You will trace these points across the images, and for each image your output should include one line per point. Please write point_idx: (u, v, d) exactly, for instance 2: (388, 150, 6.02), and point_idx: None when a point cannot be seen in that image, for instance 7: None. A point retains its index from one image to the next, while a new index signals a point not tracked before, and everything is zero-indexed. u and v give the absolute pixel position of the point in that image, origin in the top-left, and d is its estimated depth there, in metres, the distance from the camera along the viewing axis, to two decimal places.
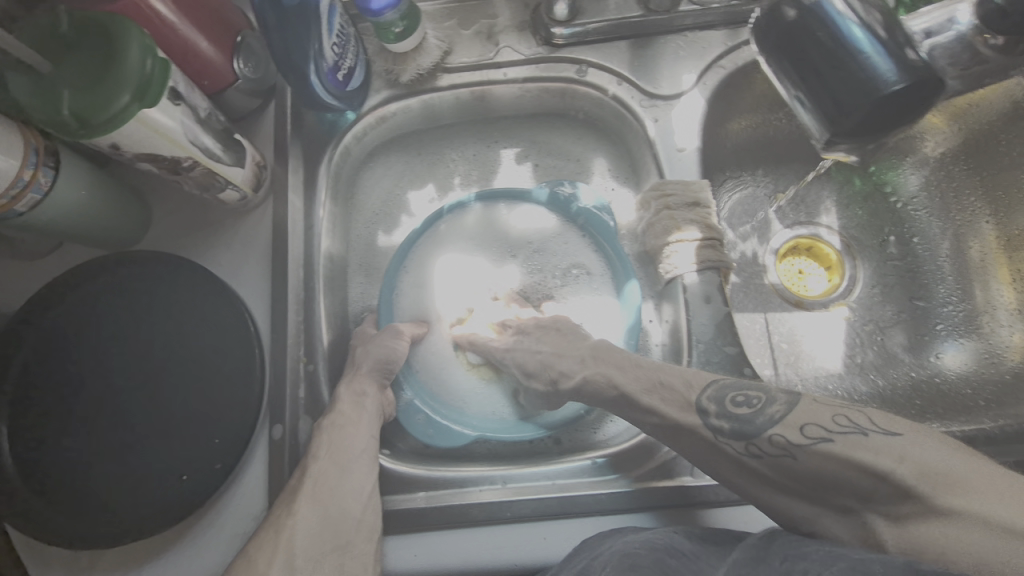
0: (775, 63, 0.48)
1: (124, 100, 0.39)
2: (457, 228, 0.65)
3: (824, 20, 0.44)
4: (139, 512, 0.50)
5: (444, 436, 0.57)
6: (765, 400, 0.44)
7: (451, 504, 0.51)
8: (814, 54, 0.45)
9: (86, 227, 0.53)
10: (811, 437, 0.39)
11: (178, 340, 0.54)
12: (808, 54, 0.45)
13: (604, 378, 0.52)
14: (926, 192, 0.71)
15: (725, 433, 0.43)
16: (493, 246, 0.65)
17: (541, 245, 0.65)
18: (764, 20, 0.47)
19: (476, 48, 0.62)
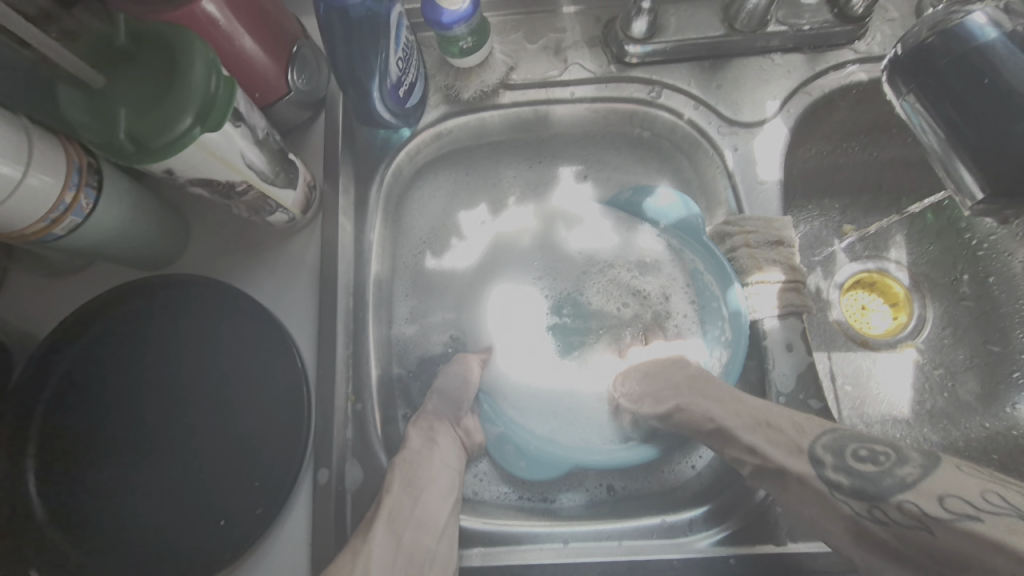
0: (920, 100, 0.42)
1: (186, 124, 0.35)
2: (515, 244, 0.62)
3: (991, 62, 0.39)
4: (174, 562, 0.46)
5: (532, 468, 0.53)
6: (894, 459, 0.39)
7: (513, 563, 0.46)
8: (973, 94, 0.39)
9: (124, 249, 0.49)
10: (953, 511, 0.34)
11: (220, 373, 0.50)
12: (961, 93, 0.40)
13: (690, 424, 0.48)
14: (1007, 230, 0.66)
15: (845, 491, 0.38)
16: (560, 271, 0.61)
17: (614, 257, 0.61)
18: (908, 55, 0.42)
19: (542, 64, 0.58)
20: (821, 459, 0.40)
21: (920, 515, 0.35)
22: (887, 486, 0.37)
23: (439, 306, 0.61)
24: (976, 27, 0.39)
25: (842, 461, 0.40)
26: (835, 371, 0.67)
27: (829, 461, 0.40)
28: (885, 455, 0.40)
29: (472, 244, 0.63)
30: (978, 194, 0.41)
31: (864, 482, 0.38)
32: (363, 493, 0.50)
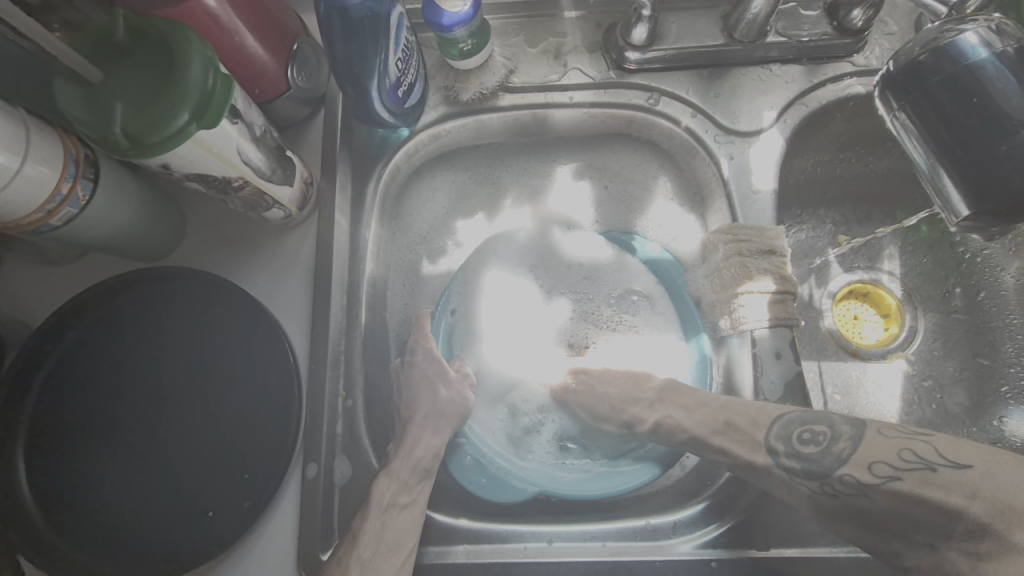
0: (911, 116, 0.42)
1: (182, 120, 0.36)
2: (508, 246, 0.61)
3: (982, 82, 0.39)
4: (161, 552, 0.47)
5: (500, 491, 0.53)
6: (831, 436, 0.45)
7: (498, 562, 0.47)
8: (963, 116, 0.40)
9: (120, 240, 0.49)
10: (880, 476, 0.41)
11: (212, 366, 0.51)
12: (951, 115, 0.40)
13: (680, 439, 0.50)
14: (1000, 245, 0.66)
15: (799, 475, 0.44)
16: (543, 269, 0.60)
17: (596, 274, 0.60)
18: (901, 73, 0.42)
19: (542, 67, 0.59)
20: (774, 450, 0.46)
21: (860, 485, 0.42)
22: (831, 461, 0.44)
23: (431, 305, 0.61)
24: (969, 46, 0.39)
25: (792, 448, 0.46)
26: (826, 379, 0.68)
27: (780, 450, 0.46)
28: (825, 434, 0.45)
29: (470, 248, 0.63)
30: (963, 213, 0.42)
31: (811, 464, 0.44)
32: (351, 489, 0.51)
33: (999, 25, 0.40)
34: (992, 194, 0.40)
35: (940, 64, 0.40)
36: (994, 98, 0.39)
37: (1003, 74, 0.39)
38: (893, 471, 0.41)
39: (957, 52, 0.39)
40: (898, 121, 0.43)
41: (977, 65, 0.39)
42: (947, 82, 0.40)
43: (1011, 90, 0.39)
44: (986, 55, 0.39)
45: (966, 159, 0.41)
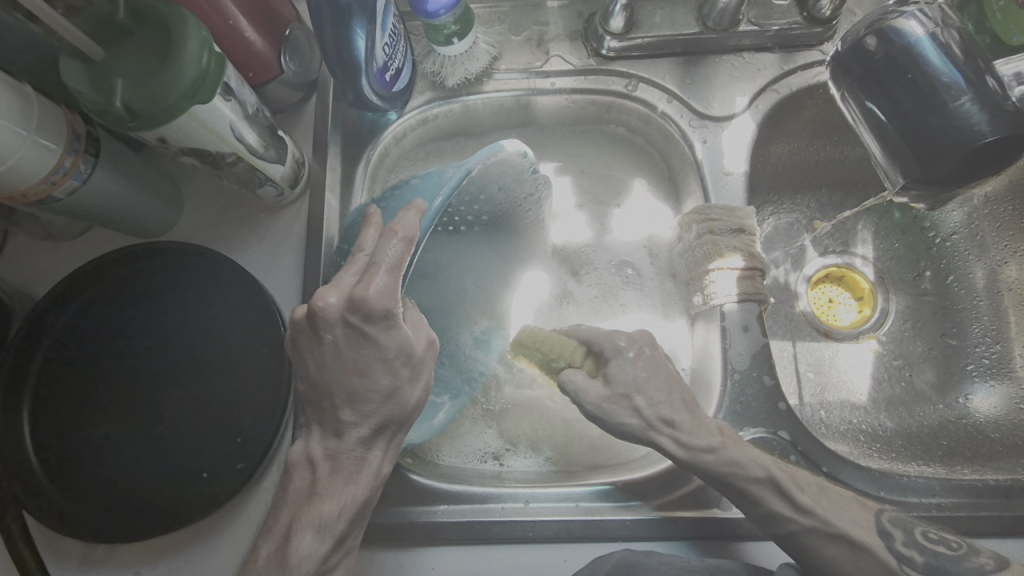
0: (856, 95, 0.45)
1: (176, 97, 0.38)
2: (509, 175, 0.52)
3: (916, 59, 0.42)
4: (159, 509, 0.49)
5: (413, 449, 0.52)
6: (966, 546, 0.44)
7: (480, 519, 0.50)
8: (900, 92, 0.43)
9: (121, 215, 0.51)
10: None
11: (208, 335, 0.54)
12: (889, 90, 0.43)
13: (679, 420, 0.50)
14: (968, 230, 0.70)
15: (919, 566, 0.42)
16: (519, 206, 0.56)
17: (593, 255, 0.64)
18: (846, 54, 0.45)
19: (526, 54, 0.61)
20: (888, 532, 0.44)
21: None
22: (951, 562, 0.42)
23: None
24: (905, 27, 0.42)
25: (912, 538, 0.43)
26: (800, 358, 0.70)
27: (898, 536, 0.44)
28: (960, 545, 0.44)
29: None
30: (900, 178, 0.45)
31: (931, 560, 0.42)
32: None
33: (934, 9, 0.43)
34: (930, 164, 0.42)
35: (880, 45, 0.43)
36: (928, 75, 0.41)
37: (939, 54, 0.41)
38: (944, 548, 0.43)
39: (895, 35, 0.42)
40: (847, 102, 0.47)
41: (913, 46, 0.42)
42: (886, 61, 0.43)
43: (943, 67, 0.41)
44: (922, 38, 0.42)
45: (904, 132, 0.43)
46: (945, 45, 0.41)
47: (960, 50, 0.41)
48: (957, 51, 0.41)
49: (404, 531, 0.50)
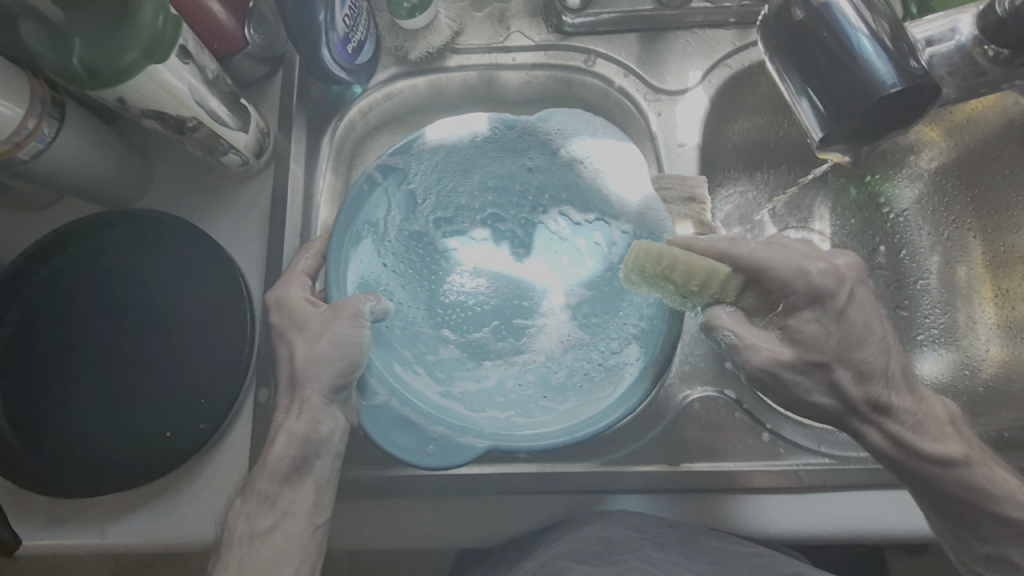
0: (781, 61, 0.47)
1: (132, 56, 0.40)
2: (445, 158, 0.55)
3: (829, 20, 0.44)
4: (123, 466, 0.51)
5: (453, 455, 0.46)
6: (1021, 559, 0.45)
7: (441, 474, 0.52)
8: (818, 54, 0.44)
9: (87, 181, 0.53)
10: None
11: (174, 299, 0.55)
12: (810, 52, 0.44)
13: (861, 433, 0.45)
14: (916, 205, 0.72)
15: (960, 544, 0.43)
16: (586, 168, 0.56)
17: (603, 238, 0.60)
18: (772, 18, 0.46)
19: (487, 31, 0.63)
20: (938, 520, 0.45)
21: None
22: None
23: None
24: None
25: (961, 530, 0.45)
26: None
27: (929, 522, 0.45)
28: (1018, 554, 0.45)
29: None
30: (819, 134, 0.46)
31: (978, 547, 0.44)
32: None
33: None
34: (845, 118, 0.44)
35: (801, 11, 0.44)
36: (841, 37, 0.43)
37: (852, 17, 0.43)
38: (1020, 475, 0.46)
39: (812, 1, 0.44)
40: (773, 64, 0.48)
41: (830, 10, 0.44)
42: (809, 25, 0.44)
43: (852, 28, 0.43)
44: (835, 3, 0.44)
45: (823, 90, 0.44)
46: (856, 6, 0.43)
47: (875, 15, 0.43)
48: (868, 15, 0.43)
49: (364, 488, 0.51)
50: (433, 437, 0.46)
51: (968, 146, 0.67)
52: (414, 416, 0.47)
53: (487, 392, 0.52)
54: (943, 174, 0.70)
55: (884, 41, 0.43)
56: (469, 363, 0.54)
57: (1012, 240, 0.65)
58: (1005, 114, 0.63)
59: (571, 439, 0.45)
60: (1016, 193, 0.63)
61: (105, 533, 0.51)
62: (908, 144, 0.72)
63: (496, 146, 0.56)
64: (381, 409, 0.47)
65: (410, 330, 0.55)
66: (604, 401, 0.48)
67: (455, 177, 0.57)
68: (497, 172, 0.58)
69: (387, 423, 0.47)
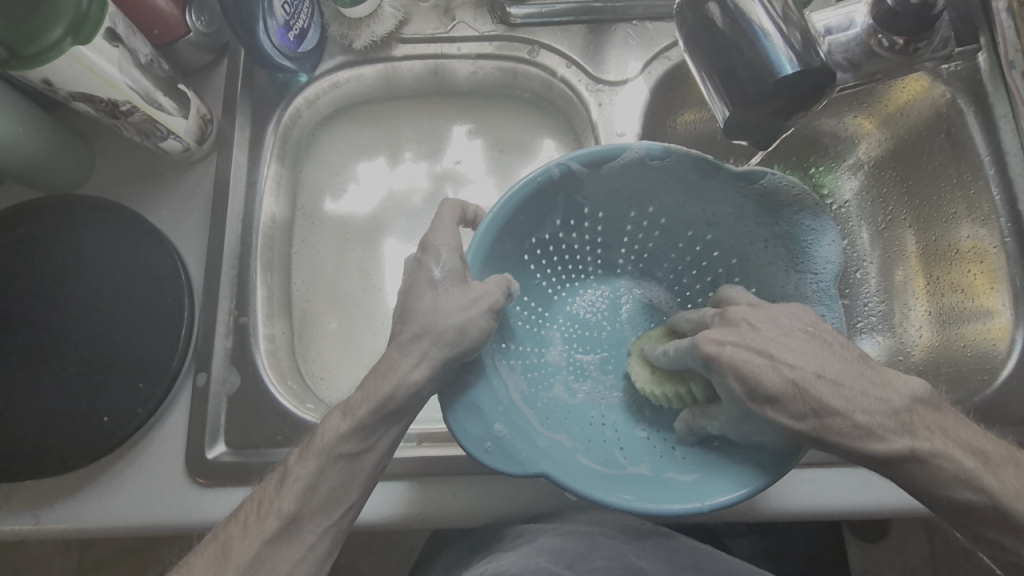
0: (691, 45, 0.48)
1: (57, 34, 0.40)
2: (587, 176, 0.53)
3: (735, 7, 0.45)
4: (57, 451, 0.51)
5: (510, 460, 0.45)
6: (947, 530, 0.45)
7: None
8: (724, 38, 0.46)
9: (22, 165, 0.52)
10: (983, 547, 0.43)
11: (112, 284, 0.55)
12: (718, 36, 0.46)
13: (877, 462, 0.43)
14: (857, 195, 0.74)
15: None
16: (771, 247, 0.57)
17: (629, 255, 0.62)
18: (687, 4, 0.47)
19: (432, 21, 0.64)
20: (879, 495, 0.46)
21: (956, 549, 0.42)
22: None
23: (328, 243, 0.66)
24: None
25: None
26: None
27: None
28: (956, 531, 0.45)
29: (369, 190, 0.68)
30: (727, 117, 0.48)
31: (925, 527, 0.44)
32: (238, 398, 0.54)
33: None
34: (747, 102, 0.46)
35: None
36: (746, 22, 0.45)
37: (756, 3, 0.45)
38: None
39: None
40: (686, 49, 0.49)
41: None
42: (719, 10, 0.46)
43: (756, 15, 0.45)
44: None
45: (729, 74, 0.46)
46: None
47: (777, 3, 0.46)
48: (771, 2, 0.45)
49: None
50: (494, 436, 0.46)
51: (903, 137, 0.70)
52: (485, 406, 0.47)
53: (565, 416, 0.54)
54: (880, 165, 0.72)
55: (784, 29, 0.45)
56: (575, 378, 0.59)
57: (944, 231, 0.67)
58: (933, 107, 0.65)
59: (695, 508, 0.43)
60: (946, 183, 0.66)
61: (39, 519, 0.51)
62: (845, 135, 0.74)
63: (683, 172, 0.54)
64: (469, 389, 0.48)
65: (535, 329, 0.59)
66: (692, 487, 0.46)
67: (625, 206, 0.58)
68: (710, 213, 0.57)
69: (461, 408, 0.46)
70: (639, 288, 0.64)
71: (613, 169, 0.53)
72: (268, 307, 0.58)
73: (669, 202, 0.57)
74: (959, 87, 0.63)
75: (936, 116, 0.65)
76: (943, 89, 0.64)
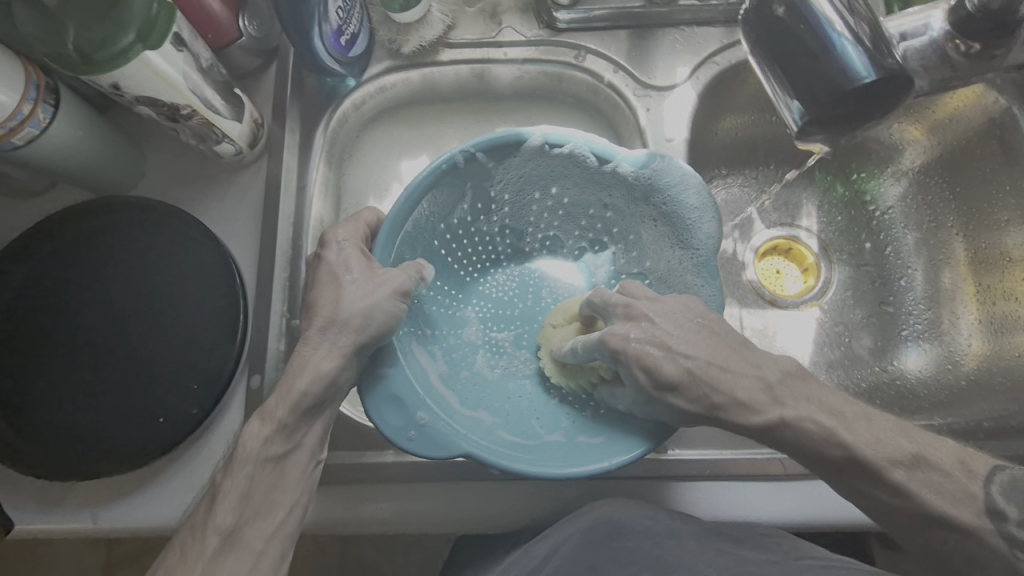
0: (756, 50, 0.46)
1: (128, 39, 0.41)
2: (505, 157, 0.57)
3: (805, 14, 0.43)
4: (114, 451, 0.51)
5: (432, 444, 0.47)
6: None
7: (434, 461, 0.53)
8: (792, 42, 0.43)
9: (80, 168, 0.53)
10: None
11: (165, 286, 0.55)
12: (785, 40, 0.44)
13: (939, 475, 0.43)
14: (902, 202, 0.74)
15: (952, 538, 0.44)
16: (674, 253, 0.58)
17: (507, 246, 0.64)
18: (752, 12, 0.46)
19: (479, 26, 0.64)
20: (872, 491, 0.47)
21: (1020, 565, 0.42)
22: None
23: None
24: None
25: None
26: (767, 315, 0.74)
27: None
28: None
29: None
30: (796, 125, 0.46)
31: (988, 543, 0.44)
32: None
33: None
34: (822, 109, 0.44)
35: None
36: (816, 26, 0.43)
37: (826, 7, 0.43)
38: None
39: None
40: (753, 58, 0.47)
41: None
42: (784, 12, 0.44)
43: (829, 20, 0.42)
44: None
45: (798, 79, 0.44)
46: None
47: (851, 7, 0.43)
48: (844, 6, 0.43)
49: (354, 472, 0.52)
50: (416, 424, 0.48)
51: (952, 144, 0.69)
52: (408, 398, 0.49)
53: (484, 393, 0.56)
54: (927, 173, 0.72)
55: (859, 34, 0.42)
56: (500, 365, 0.59)
57: (995, 239, 0.66)
58: (985, 114, 0.64)
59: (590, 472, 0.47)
60: (997, 190, 0.65)
61: (97, 517, 0.51)
62: (892, 141, 0.73)
63: (561, 165, 0.58)
64: (384, 383, 0.49)
65: (451, 311, 0.61)
66: (599, 450, 0.50)
67: (527, 194, 0.61)
68: (579, 201, 0.61)
69: (380, 398, 0.49)
70: (577, 282, 0.64)
71: (513, 156, 0.57)
72: None
73: (564, 191, 0.60)
74: (1012, 95, 0.61)
75: (985, 124, 0.64)
76: (997, 96, 0.62)
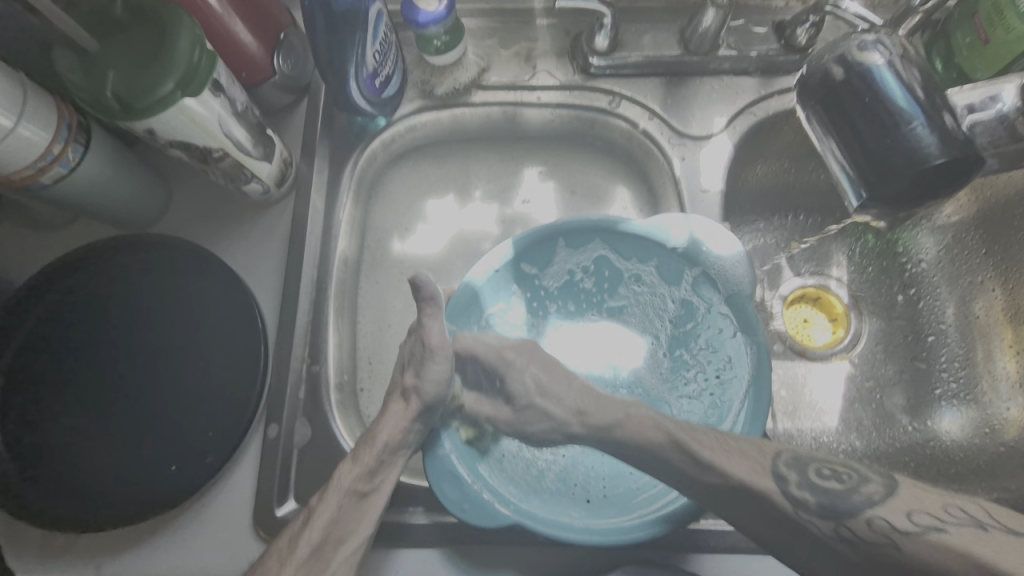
0: (817, 117, 0.47)
1: (167, 88, 0.40)
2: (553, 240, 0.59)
3: (872, 85, 0.44)
4: (125, 502, 0.49)
5: (487, 512, 0.48)
6: None
7: (459, 524, 0.50)
8: (853, 116, 0.45)
9: (107, 206, 0.52)
10: None
11: (186, 328, 0.54)
12: (847, 112, 0.45)
13: None
14: (935, 256, 0.71)
15: None
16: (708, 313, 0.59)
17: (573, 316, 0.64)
18: (810, 77, 0.47)
19: (514, 68, 0.63)
20: None
21: None
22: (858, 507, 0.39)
23: (396, 286, 0.64)
24: (865, 55, 0.44)
25: None
26: (796, 370, 0.69)
27: None
28: None
29: (437, 231, 0.66)
30: (860, 198, 0.46)
31: None
32: (311, 451, 0.53)
33: (893, 43, 0.45)
34: (883, 183, 0.44)
35: (836, 67, 0.45)
36: (880, 100, 0.44)
37: (889, 82, 0.44)
38: (938, 530, 0.36)
39: (849, 61, 0.45)
40: (810, 122, 0.49)
41: (870, 71, 0.44)
42: (843, 80, 0.45)
43: (899, 95, 0.43)
44: (873, 67, 0.44)
45: (862, 150, 0.44)
46: (897, 71, 0.44)
47: (917, 82, 0.43)
48: (909, 81, 0.43)
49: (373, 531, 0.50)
50: (472, 494, 0.49)
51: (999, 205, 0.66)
52: (464, 473, 0.50)
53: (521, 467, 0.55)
54: (962, 230, 0.69)
55: (921, 111, 0.43)
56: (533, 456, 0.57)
57: None
58: None
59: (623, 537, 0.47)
60: None
61: (104, 569, 0.49)
62: None
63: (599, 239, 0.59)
64: (441, 460, 0.50)
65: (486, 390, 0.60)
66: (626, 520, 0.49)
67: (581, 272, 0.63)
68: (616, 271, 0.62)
69: (441, 472, 0.49)
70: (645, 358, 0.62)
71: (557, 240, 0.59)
72: (338, 355, 0.57)
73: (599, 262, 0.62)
74: None
75: None
76: None
